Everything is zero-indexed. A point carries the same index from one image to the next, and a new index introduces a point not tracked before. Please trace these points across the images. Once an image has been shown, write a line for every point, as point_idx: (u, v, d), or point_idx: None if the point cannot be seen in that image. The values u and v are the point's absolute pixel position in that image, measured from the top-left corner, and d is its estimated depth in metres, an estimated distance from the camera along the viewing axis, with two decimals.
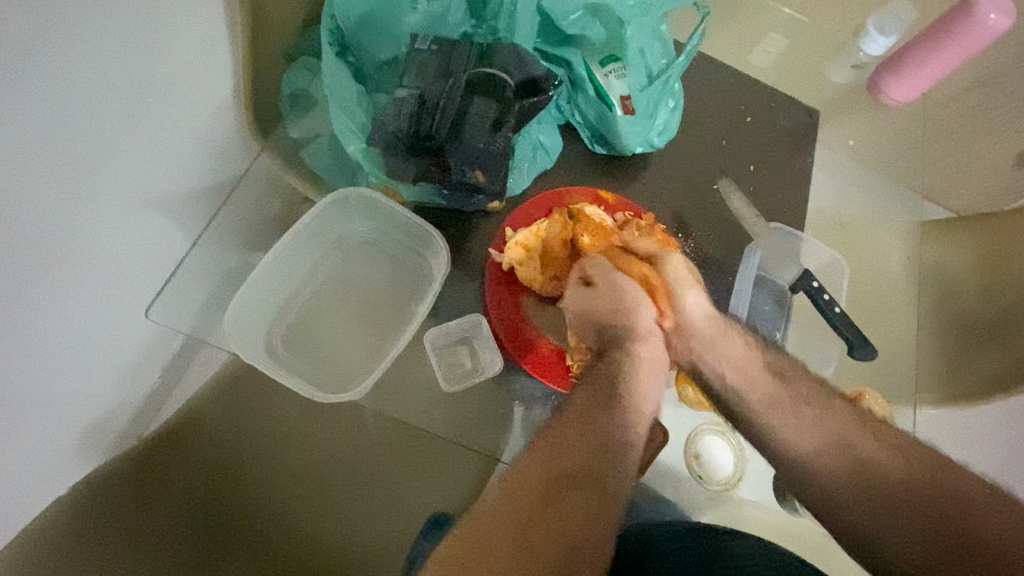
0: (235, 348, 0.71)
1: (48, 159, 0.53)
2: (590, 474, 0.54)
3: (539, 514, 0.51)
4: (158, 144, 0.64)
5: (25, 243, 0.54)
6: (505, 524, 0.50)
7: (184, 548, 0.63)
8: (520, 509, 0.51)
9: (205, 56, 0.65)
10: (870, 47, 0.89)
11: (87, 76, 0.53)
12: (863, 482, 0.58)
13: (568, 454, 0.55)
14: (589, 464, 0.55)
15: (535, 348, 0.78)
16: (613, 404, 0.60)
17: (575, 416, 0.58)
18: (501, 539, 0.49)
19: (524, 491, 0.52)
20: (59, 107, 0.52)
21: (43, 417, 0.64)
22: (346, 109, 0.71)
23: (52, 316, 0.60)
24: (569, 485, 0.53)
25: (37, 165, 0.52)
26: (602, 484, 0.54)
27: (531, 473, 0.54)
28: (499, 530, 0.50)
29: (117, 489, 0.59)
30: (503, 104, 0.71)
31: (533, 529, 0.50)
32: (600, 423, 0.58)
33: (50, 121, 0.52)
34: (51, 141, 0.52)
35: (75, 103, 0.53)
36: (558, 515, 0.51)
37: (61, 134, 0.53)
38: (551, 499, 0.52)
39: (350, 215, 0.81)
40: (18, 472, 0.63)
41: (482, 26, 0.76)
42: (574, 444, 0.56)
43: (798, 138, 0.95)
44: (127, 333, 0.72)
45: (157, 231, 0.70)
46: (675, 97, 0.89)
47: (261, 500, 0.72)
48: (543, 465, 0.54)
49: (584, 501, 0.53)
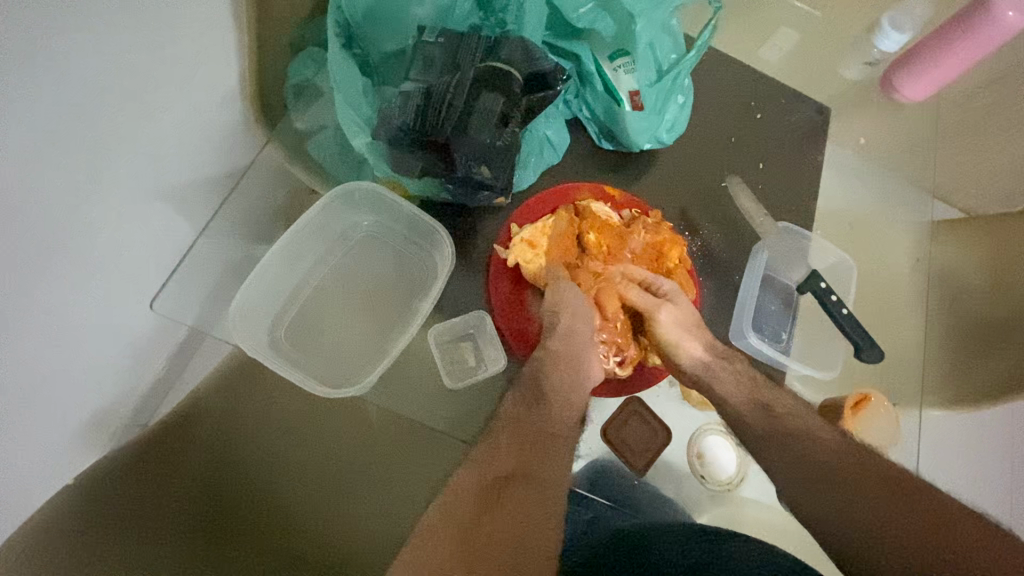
0: (238, 341, 0.70)
1: (48, 164, 0.52)
2: (525, 469, 0.60)
3: (484, 514, 0.54)
4: (160, 137, 0.64)
5: (24, 247, 0.53)
6: (451, 529, 0.52)
7: (186, 532, 0.62)
8: (464, 511, 0.54)
9: (210, 47, 0.65)
10: (884, 44, 0.87)
11: (85, 75, 0.52)
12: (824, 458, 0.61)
13: (505, 457, 0.60)
14: (527, 458, 0.61)
15: (523, 328, 0.80)
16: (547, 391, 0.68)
17: (513, 416, 0.65)
18: (450, 530, 0.52)
19: (464, 500, 0.55)
20: (60, 109, 0.51)
21: (48, 410, 0.64)
22: (352, 101, 0.69)
23: (55, 315, 0.59)
24: (511, 483, 0.58)
25: (32, 173, 0.51)
26: (541, 479, 0.61)
27: (474, 479, 0.58)
28: (451, 521, 0.53)
29: (122, 476, 0.59)
30: (511, 99, 0.70)
31: (481, 528, 0.53)
32: (533, 416, 0.65)
33: (49, 127, 0.50)
34: (48, 147, 0.51)
35: (71, 104, 0.52)
36: (504, 509, 0.55)
37: (59, 139, 0.52)
38: (495, 495, 0.56)
39: (356, 208, 0.79)
40: (26, 463, 0.63)
41: (491, 18, 0.74)
42: (508, 443, 0.62)
43: (807, 136, 0.94)
44: (133, 327, 0.72)
45: (162, 224, 0.70)
46: (685, 93, 0.86)
47: (259, 488, 0.71)
48: (484, 469, 0.59)
49: (526, 492, 0.58)
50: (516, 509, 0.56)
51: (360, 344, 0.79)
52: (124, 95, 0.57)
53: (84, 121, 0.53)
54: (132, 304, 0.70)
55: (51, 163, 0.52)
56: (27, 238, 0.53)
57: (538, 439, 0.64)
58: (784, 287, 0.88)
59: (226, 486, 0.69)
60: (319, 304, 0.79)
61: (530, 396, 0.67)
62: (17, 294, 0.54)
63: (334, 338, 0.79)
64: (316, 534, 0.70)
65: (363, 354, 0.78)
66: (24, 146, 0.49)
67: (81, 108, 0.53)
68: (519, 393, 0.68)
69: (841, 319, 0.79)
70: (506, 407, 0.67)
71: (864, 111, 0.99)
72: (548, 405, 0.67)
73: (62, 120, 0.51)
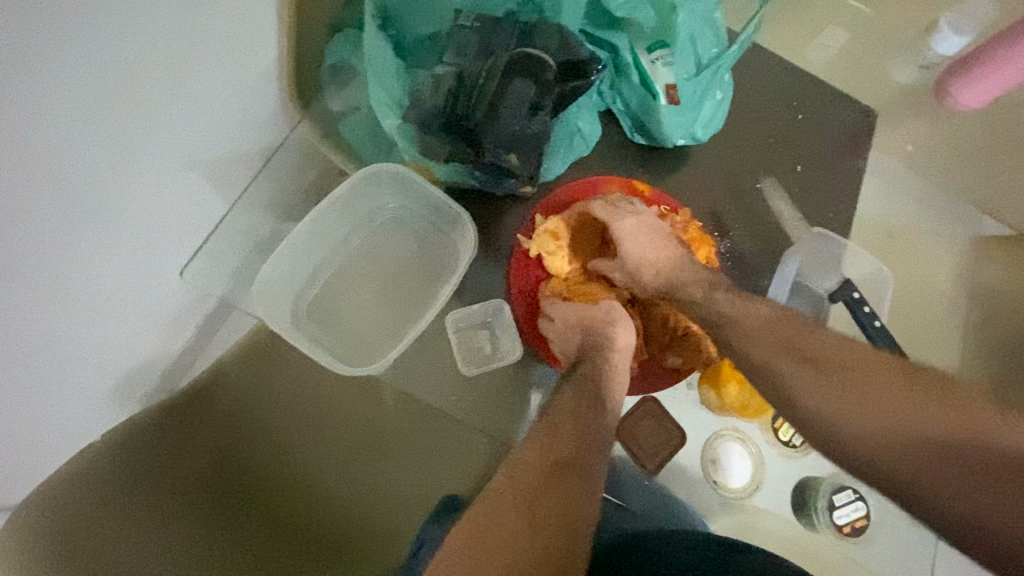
0: (261, 315, 0.71)
1: (85, 136, 0.54)
2: (581, 459, 0.61)
3: (539, 498, 0.57)
4: (199, 112, 0.65)
5: (58, 214, 0.55)
6: (511, 505, 0.57)
7: (196, 503, 0.63)
8: (522, 492, 0.58)
9: (252, 25, 0.66)
10: (941, 46, 0.86)
11: (131, 48, 0.53)
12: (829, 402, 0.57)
13: (560, 443, 0.62)
14: (582, 450, 0.62)
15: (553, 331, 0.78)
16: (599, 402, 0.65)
17: (567, 412, 0.65)
18: (510, 506, 0.56)
19: (526, 480, 0.59)
20: (101, 82, 0.52)
21: (78, 367, 0.67)
22: (384, 83, 0.69)
23: (92, 280, 0.62)
24: (565, 471, 0.60)
25: (67, 146, 0.53)
26: (590, 469, 0.61)
27: (530, 461, 0.60)
28: (507, 501, 0.57)
29: (142, 441, 0.62)
30: (543, 86, 0.68)
31: (539, 505, 0.57)
32: (587, 418, 0.64)
33: (87, 101, 0.52)
34: (87, 119, 0.53)
35: (112, 79, 0.53)
36: (556, 496, 0.58)
37: (95, 112, 0.53)
38: (549, 481, 0.59)
39: (382, 189, 0.79)
40: (55, 415, 0.66)
41: (528, 3, 0.72)
42: (564, 434, 0.63)
43: (850, 139, 0.91)
44: (167, 295, 0.75)
45: (197, 197, 0.72)
46: (723, 89, 0.84)
47: (271, 462, 0.72)
48: (541, 454, 0.61)
49: (579, 483, 0.60)
50: (568, 499, 0.58)
51: (378, 325, 0.80)
52: (165, 70, 0.58)
53: (124, 94, 0.55)
54: (165, 273, 0.73)
55: (88, 135, 0.54)
56: (62, 203, 0.55)
57: (590, 438, 0.63)
58: (814, 295, 0.84)
59: (239, 453, 0.71)
60: (342, 284, 0.80)
61: (590, 397, 0.66)
62: (50, 258, 0.56)
63: (354, 317, 0.80)
64: (321, 515, 0.71)
65: (381, 334, 0.79)
66: (54, 114, 0.50)
67: (125, 81, 0.54)
68: (566, 390, 0.67)
69: (873, 331, 0.77)
70: (560, 397, 0.67)
71: (912, 117, 0.95)
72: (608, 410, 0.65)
73: (102, 93, 0.53)
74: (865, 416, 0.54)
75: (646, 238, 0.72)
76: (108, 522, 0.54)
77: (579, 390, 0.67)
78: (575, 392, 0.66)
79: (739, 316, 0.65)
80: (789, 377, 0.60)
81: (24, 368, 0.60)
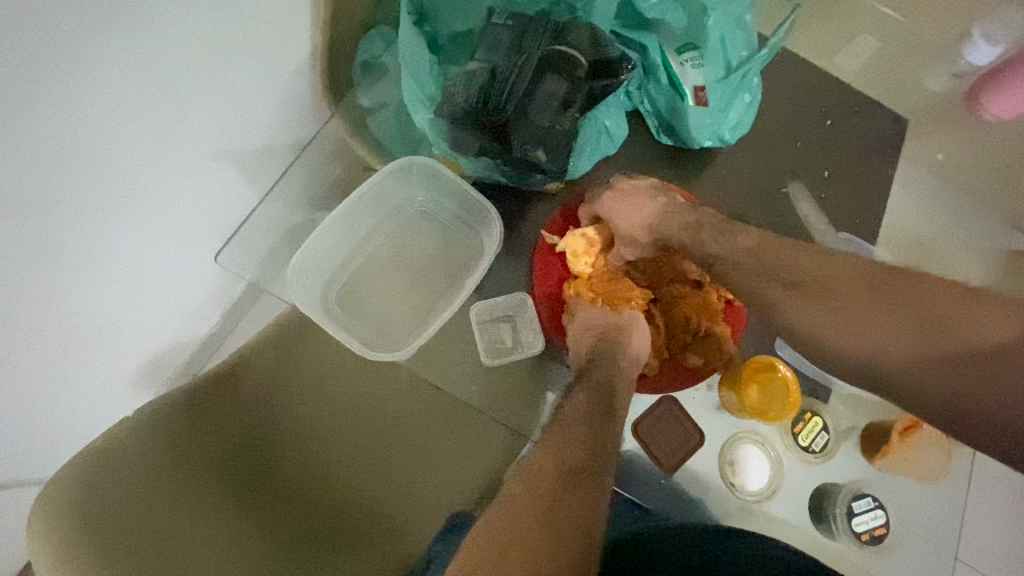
0: (292, 298, 0.74)
1: (130, 121, 0.56)
2: (597, 466, 0.62)
3: (560, 501, 0.58)
4: (233, 101, 0.67)
5: (95, 195, 0.57)
6: (530, 507, 0.57)
7: (220, 479, 0.64)
8: (543, 495, 0.58)
9: (288, 19, 0.68)
10: (974, 55, 0.84)
11: (170, 38, 0.56)
12: (839, 340, 0.65)
13: (578, 449, 0.63)
14: (596, 456, 0.63)
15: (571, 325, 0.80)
16: (610, 414, 0.67)
17: (583, 409, 0.66)
18: (531, 509, 0.57)
19: (545, 482, 0.59)
20: (145, 70, 0.55)
21: (109, 342, 0.70)
22: (418, 78, 0.71)
23: (129, 256, 0.66)
24: (583, 477, 0.61)
25: (107, 131, 0.55)
26: (604, 474, 0.63)
27: (549, 463, 0.61)
28: (529, 501, 0.58)
29: (172, 414, 0.63)
30: (574, 84, 0.70)
31: (560, 510, 0.57)
32: (600, 427, 0.65)
33: (127, 88, 0.54)
34: (132, 104, 0.55)
35: (155, 66, 0.56)
36: (574, 501, 0.58)
37: (140, 98, 0.56)
38: (568, 486, 0.59)
39: (412, 182, 0.81)
40: (83, 384, 0.70)
41: (561, 3, 0.74)
42: (581, 438, 0.64)
43: (876, 148, 0.91)
44: (198, 276, 0.78)
45: (229, 184, 0.74)
46: (753, 92, 0.84)
47: (295, 443, 0.73)
48: (559, 458, 0.62)
49: (594, 489, 0.61)
50: (584, 506, 0.59)
51: (402, 316, 0.81)
52: (202, 60, 0.60)
53: (166, 80, 0.58)
54: (198, 255, 0.76)
55: (132, 120, 0.56)
56: (97, 184, 0.57)
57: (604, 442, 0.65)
58: None
59: (265, 437, 0.71)
60: (368, 273, 0.81)
61: (602, 402, 0.67)
62: (86, 236, 0.59)
63: (379, 307, 0.81)
64: (338, 500, 0.72)
65: (404, 325, 0.81)
66: (97, 99, 0.52)
67: (163, 69, 0.57)
68: (579, 394, 0.69)
69: None
70: (573, 401, 0.68)
71: (942, 128, 0.94)
72: (617, 420, 0.67)
73: (141, 82, 0.55)
74: (855, 327, 0.64)
75: (632, 197, 0.76)
76: (141, 490, 0.55)
77: (592, 395, 0.68)
78: (588, 396, 0.68)
79: (726, 255, 0.70)
80: (822, 333, 0.65)
81: (59, 340, 0.63)
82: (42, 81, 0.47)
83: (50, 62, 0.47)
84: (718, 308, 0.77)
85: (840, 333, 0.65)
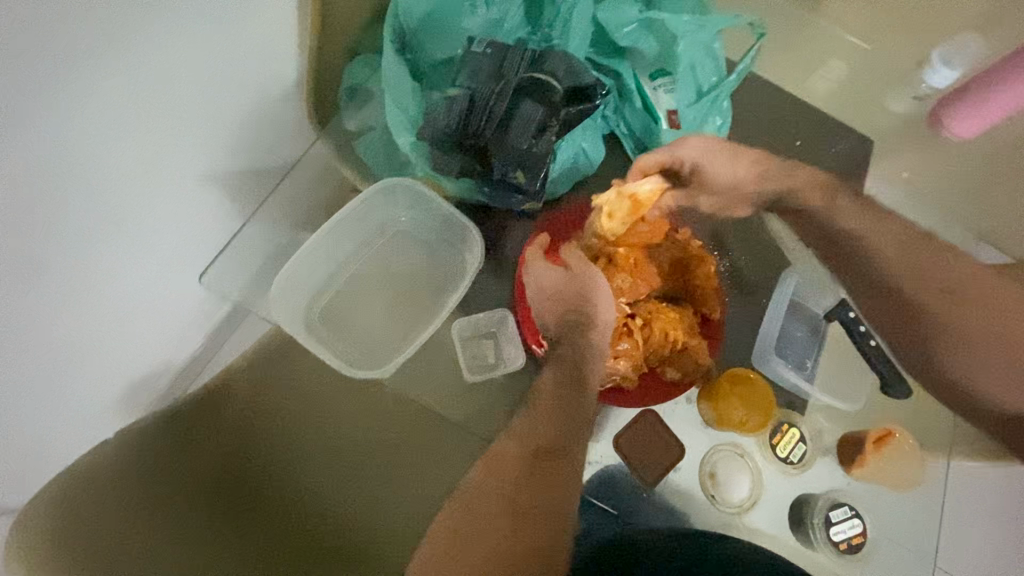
0: (278, 318, 0.75)
1: (112, 145, 0.57)
2: (560, 445, 0.71)
3: (523, 483, 0.68)
4: (219, 128, 0.69)
5: (80, 218, 0.59)
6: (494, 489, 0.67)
7: (200, 496, 0.65)
8: (506, 477, 0.69)
9: (273, 49, 0.71)
10: (934, 78, 0.89)
11: (155, 69, 0.58)
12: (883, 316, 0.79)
13: (543, 433, 0.72)
14: (560, 433, 0.71)
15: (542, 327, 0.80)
16: (577, 401, 0.72)
17: (549, 389, 0.75)
18: (492, 494, 0.67)
19: (509, 464, 0.70)
20: (128, 96, 0.56)
21: (92, 365, 0.70)
22: (400, 103, 0.74)
23: (113, 278, 0.66)
24: (545, 456, 0.70)
25: (92, 157, 0.56)
26: (566, 456, 0.71)
27: (513, 450, 0.71)
28: (492, 487, 0.68)
29: (154, 434, 0.64)
30: (551, 108, 0.72)
31: (521, 494, 0.67)
32: (569, 398, 0.73)
33: (112, 116, 0.56)
34: (116, 129, 0.57)
35: (138, 93, 0.57)
36: (535, 482, 0.68)
37: (125, 123, 0.57)
38: (532, 468, 0.69)
39: (395, 203, 0.83)
40: (65, 407, 0.70)
41: (537, 32, 0.78)
42: (548, 413, 0.73)
43: (846, 167, 0.94)
44: (181, 298, 0.79)
45: (214, 207, 0.76)
46: (723, 115, 0.88)
47: (276, 463, 0.74)
48: (523, 445, 0.72)
49: (553, 467, 0.70)
50: (542, 487, 0.68)
51: (384, 335, 0.82)
52: (189, 89, 0.62)
53: (149, 105, 0.59)
54: (182, 277, 0.77)
55: (114, 145, 0.58)
56: (81, 209, 0.58)
57: (571, 417, 0.72)
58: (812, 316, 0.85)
59: (245, 457, 0.72)
60: (350, 292, 0.82)
61: (571, 376, 0.74)
62: (70, 259, 0.60)
63: (361, 325, 0.82)
64: (318, 517, 0.72)
65: (387, 343, 0.81)
66: (82, 126, 0.54)
67: (149, 97, 0.58)
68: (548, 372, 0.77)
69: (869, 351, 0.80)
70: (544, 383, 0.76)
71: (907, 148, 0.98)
72: (587, 393, 0.73)
73: (126, 110, 0.57)
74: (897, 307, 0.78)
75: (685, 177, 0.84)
76: (124, 507, 0.56)
77: (561, 369, 0.75)
78: (556, 375, 0.75)
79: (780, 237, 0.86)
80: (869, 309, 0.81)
81: (43, 362, 0.63)
82: (31, 111, 0.49)
83: (39, 93, 0.49)
84: (694, 324, 0.78)
85: (881, 308, 0.79)
